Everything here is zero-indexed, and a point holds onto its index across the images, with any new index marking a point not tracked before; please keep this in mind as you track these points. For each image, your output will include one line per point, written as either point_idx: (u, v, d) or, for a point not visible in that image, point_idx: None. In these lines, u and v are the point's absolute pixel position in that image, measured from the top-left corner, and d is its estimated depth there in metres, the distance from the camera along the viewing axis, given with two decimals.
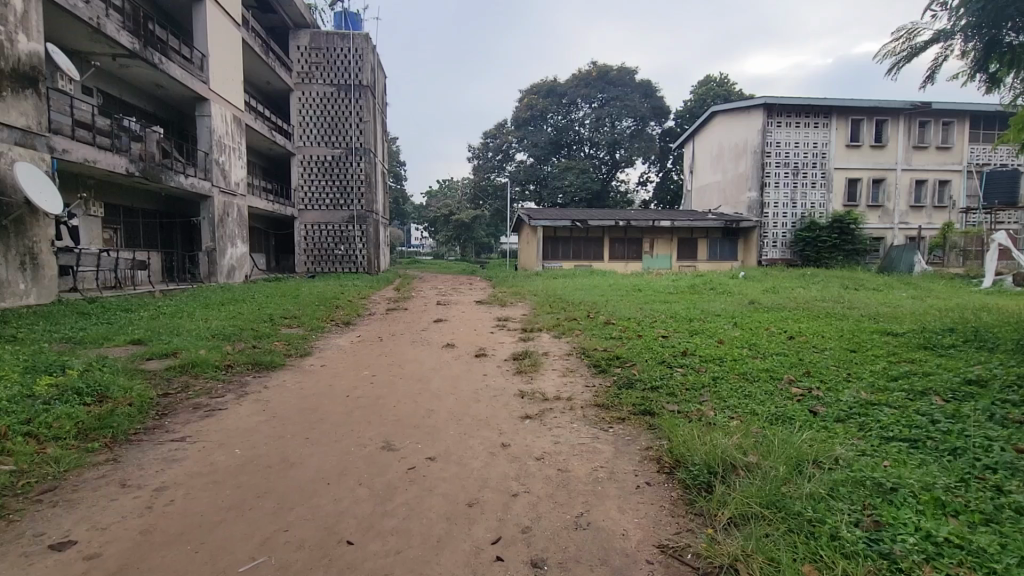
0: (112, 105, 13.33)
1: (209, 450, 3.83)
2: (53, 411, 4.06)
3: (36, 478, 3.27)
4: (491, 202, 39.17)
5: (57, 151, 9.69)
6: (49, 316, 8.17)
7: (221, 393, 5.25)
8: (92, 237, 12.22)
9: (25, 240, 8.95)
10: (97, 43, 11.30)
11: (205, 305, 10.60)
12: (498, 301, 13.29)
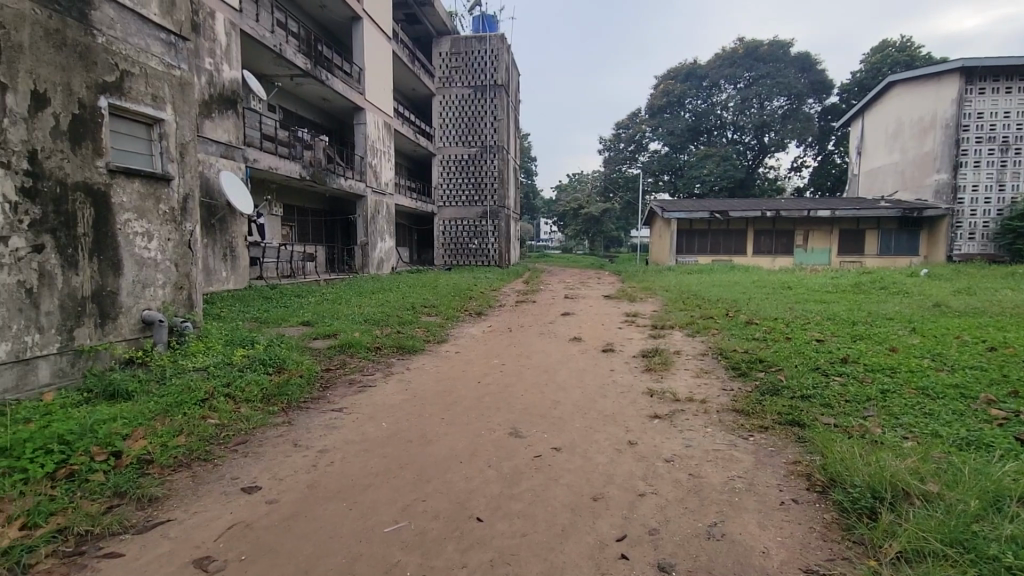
0: (290, 120, 15.50)
1: (360, 421, 4.30)
2: (247, 378, 4.88)
3: (234, 431, 3.95)
4: (622, 195, 38.23)
5: (249, 160, 11.53)
6: (244, 300, 9.82)
7: (371, 372, 5.85)
8: (274, 234, 14.38)
9: (227, 235, 10.82)
10: (280, 66, 13.22)
11: (360, 293, 11.90)
12: (628, 296, 12.93)
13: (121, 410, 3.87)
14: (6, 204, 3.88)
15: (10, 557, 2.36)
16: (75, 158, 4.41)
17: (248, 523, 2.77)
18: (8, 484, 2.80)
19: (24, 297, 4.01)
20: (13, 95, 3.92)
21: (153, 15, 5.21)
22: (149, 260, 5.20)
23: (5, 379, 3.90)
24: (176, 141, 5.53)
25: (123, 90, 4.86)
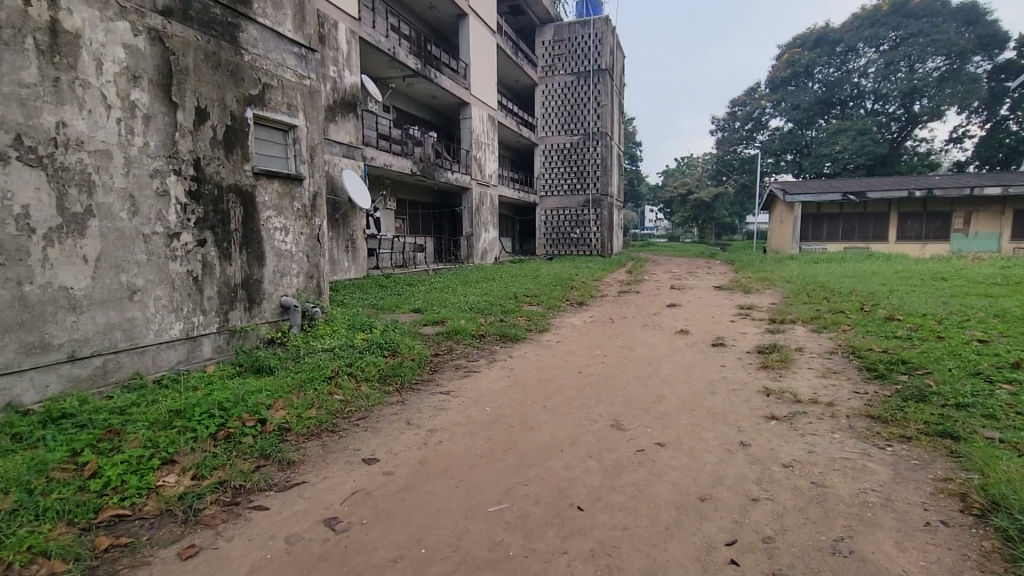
0: (403, 119, 16.46)
1: (466, 405, 4.50)
2: (366, 359, 5.34)
3: (355, 407, 4.34)
4: (736, 177, 35.61)
5: (367, 158, 12.45)
6: (363, 287, 10.71)
7: (476, 358, 6.08)
8: (389, 226, 15.44)
9: (349, 228, 11.83)
10: (394, 68, 14.06)
11: (465, 282, 12.41)
12: (741, 288, 12.05)
13: (265, 383, 4.43)
14: (179, 205, 4.58)
15: (185, 501, 2.82)
16: (228, 164, 5.07)
17: (368, 491, 3.03)
18: (183, 440, 3.34)
19: (191, 284, 4.73)
20: (182, 112, 4.60)
21: (288, 32, 5.80)
22: (286, 252, 5.85)
23: (179, 352, 4.64)
24: (307, 144, 6.13)
25: (264, 101, 5.48)
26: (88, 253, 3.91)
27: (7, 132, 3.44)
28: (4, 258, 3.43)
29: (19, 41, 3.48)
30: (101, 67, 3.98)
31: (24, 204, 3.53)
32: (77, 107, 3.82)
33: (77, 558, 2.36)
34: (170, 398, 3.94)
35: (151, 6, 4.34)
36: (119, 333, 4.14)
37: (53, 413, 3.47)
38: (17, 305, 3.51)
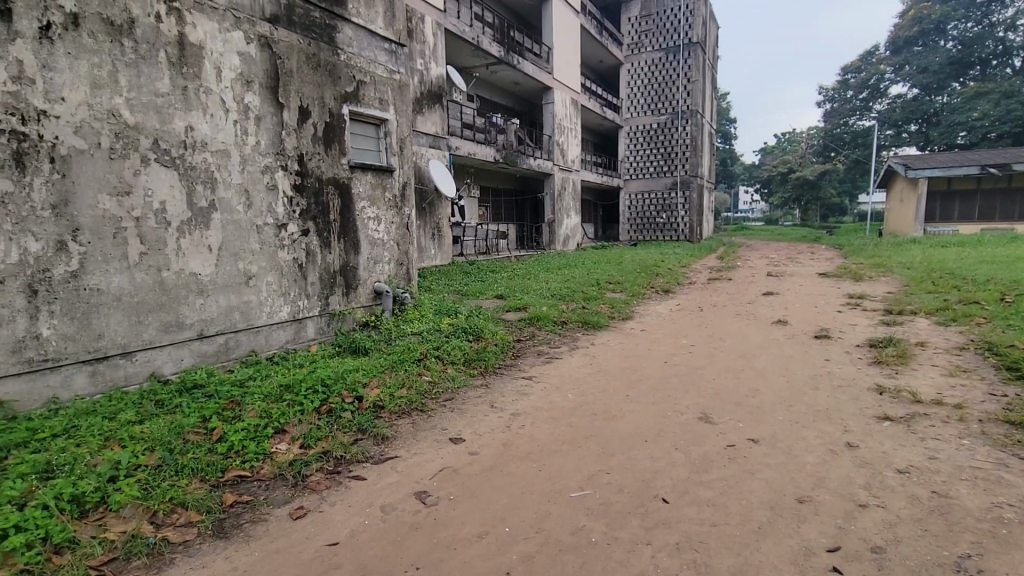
0: (486, 107, 16.67)
1: (548, 391, 4.53)
2: (453, 343, 5.54)
3: (443, 388, 4.54)
4: (845, 153, 32.27)
5: (452, 148, 12.77)
6: (449, 274, 11.08)
7: (558, 345, 6.09)
8: (473, 214, 15.79)
9: (435, 217, 12.26)
10: (478, 57, 14.24)
11: (547, 269, 12.43)
12: (851, 275, 10.95)
13: (361, 363, 4.75)
14: (285, 198, 4.99)
15: (295, 467, 3.12)
16: (327, 158, 5.44)
17: (455, 469, 3.17)
18: (292, 412, 3.68)
19: (297, 270, 5.16)
20: (287, 112, 4.99)
21: (379, 29, 6.06)
22: (379, 240, 6.19)
23: (287, 333, 5.10)
24: (397, 137, 6.40)
25: (358, 97, 5.78)
26: (212, 243, 4.39)
27: (147, 137, 3.92)
28: (147, 248, 3.94)
29: (154, 54, 3.94)
30: (220, 74, 4.40)
31: (162, 200, 4.03)
32: (201, 112, 4.27)
33: (208, 510, 2.69)
34: (280, 374, 4.35)
35: (260, 15, 4.72)
36: (237, 314, 4.63)
37: (187, 383, 3.97)
38: (159, 289, 4.03)
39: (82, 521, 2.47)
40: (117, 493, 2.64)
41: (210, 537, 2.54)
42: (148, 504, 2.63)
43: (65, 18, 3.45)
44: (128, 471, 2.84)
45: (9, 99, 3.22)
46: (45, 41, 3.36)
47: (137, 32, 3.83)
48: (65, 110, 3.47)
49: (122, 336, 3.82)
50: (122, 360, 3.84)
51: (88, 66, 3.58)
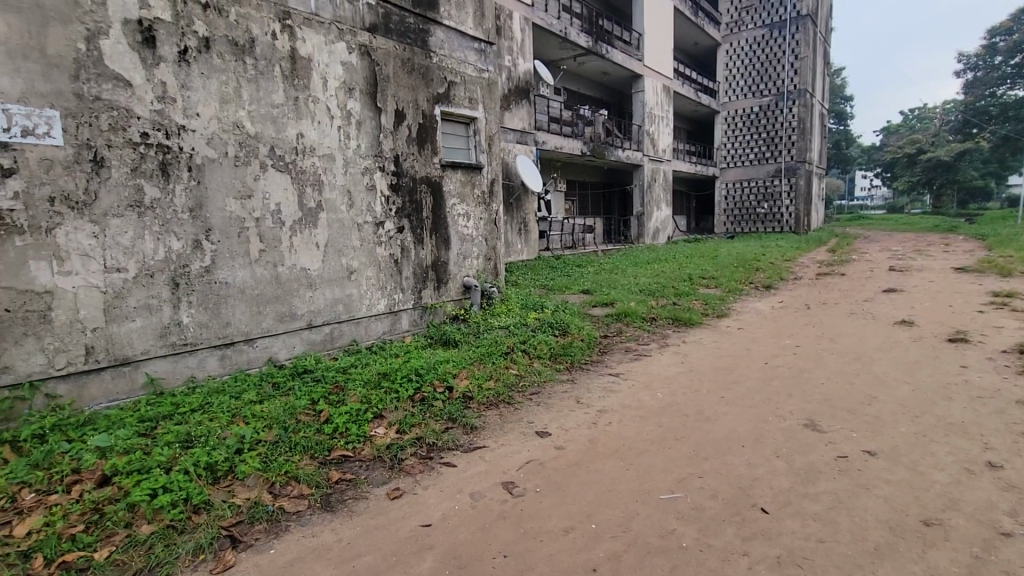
0: (574, 100, 16.50)
1: (636, 389, 4.41)
2: (539, 337, 5.58)
3: (529, 382, 4.58)
4: (991, 129, 27.95)
5: (539, 143, 12.80)
6: (535, 269, 11.15)
7: (647, 342, 5.91)
8: (560, 208, 15.72)
9: (522, 212, 12.38)
10: (565, 49, 14.13)
11: (636, 263, 12.07)
12: (997, 270, 9.49)
13: (451, 355, 4.93)
14: (383, 197, 5.29)
15: (391, 450, 3.32)
16: (421, 158, 5.68)
17: (541, 462, 3.19)
18: (389, 399, 3.92)
19: (393, 265, 5.46)
20: (385, 115, 5.28)
21: (469, 30, 6.21)
22: (468, 236, 6.37)
23: (384, 324, 5.43)
24: (486, 134, 6.53)
25: (450, 97, 5.98)
26: (319, 240, 4.77)
27: (265, 145, 4.34)
28: (266, 246, 4.37)
29: (271, 70, 4.35)
30: (326, 83, 4.75)
31: (278, 202, 4.44)
32: (310, 119, 4.65)
33: (317, 484, 2.95)
34: (378, 362, 4.64)
35: (361, 25, 5.03)
36: (341, 306, 5.00)
37: (298, 368, 4.37)
38: (275, 282, 4.46)
39: (215, 486, 2.81)
40: (242, 464, 2.97)
41: (318, 509, 2.78)
42: (267, 476, 2.93)
43: (199, 42, 3.90)
44: (251, 445, 3.18)
45: (157, 116, 3.71)
46: (184, 64, 3.83)
47: (257, 50, 4.24)
48: (199, 124, 3.94)
49: (245, 324, 4.28)
50: (245, 346, 4.30)
51: (217, 84, 4.02)
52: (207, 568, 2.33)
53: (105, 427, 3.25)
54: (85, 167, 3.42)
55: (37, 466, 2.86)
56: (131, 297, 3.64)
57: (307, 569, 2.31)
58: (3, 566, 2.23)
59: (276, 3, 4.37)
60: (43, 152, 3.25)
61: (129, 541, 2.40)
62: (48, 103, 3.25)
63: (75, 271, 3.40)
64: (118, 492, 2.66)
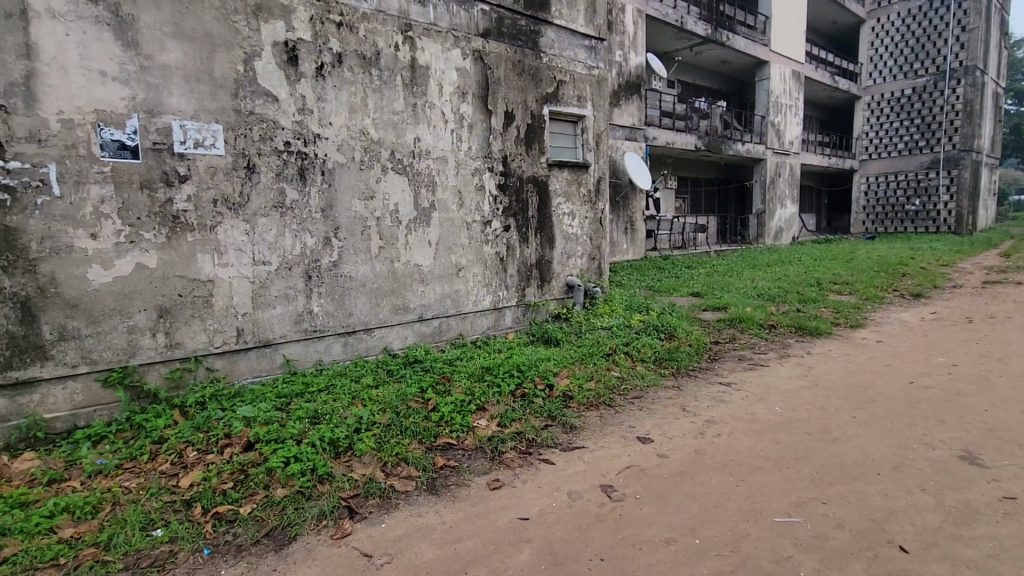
0: (689, 92, 15.69)
1: (750, 401, 4.08)
2: (643, 340, 5.40)
3: (632, 385, 4.45)
4: None
5: (649, 138, 12.35)
6: (642, 269, 10.81)
7: (763, 351, 5.45)
8: (670, 207, 15.06)
9: (629, 210, 12.05)
10: (681, 40, 13.49)
11: (754, 265, 11.20)
12: None
13: (553, 353, 4.95)
14: (491, 197, 5.46)
15: (493, 442, 3.42)
16: (528, 158, 5.77)
17: (641, 468, 3.09)
18: (491, 392, 4.04)
19: (499, 263, 5.61)
20: (495, 117, 5.43)
21: (580, 27, 6.17)
22: (573, 235, 6.34)
23: (489, 320, 5.60)
24: (594, 132, 6.44)
25: (559, 96, 5.99)
26: (432, 238, 5.04)
27: (386, 149, 4.68)
28: (385, 242, 4.72)
29: (394, 79, 4.67)
30: (442, 89, 5.00)
31: (396, 202, 4.77)
32: (427, 124, 4.92)
33: (424, 467, 3.12)
34: (482, 357, 4.79)
35: (475, 31, 5.22)
36: (450, 301, 5.24)
37: (410, 358, 4.65)
38: (392, 277, 4.80)
39: (336, 460, 3.10)
40: (359, 442, 3.24)
41: (424, 491, 2.94)
42: (381, 456, 3.16)
43: (333, 58, 4.31)
44: (368, 425, 3.45)
45: (297, 127, 4.17)
46: (320, 78, 4.25)
47: (381, 61, 4.58)
48: (332, 132, 4.35)
49: (365, 315, 4.66)
50: (365, 335, 4.69)
51: (347, 94, 4.41)
52: (328, 533, 2.58)
53: (250, 399, 3.73)
54: (240, 173, 3.93)
55: (199, 428, 3.37)
56: (273, 287, 4.14)
57: (413, 546, 2.46)
58: (173, 510, 2.66)
59: (399, 16, 4.69)
60: (210, 160, 3.80)
61: (266, 501, 2.73)
62: (214, 119, 3.80)
63: (231, 263, 3.94)
64: (259, 458, 3.03)
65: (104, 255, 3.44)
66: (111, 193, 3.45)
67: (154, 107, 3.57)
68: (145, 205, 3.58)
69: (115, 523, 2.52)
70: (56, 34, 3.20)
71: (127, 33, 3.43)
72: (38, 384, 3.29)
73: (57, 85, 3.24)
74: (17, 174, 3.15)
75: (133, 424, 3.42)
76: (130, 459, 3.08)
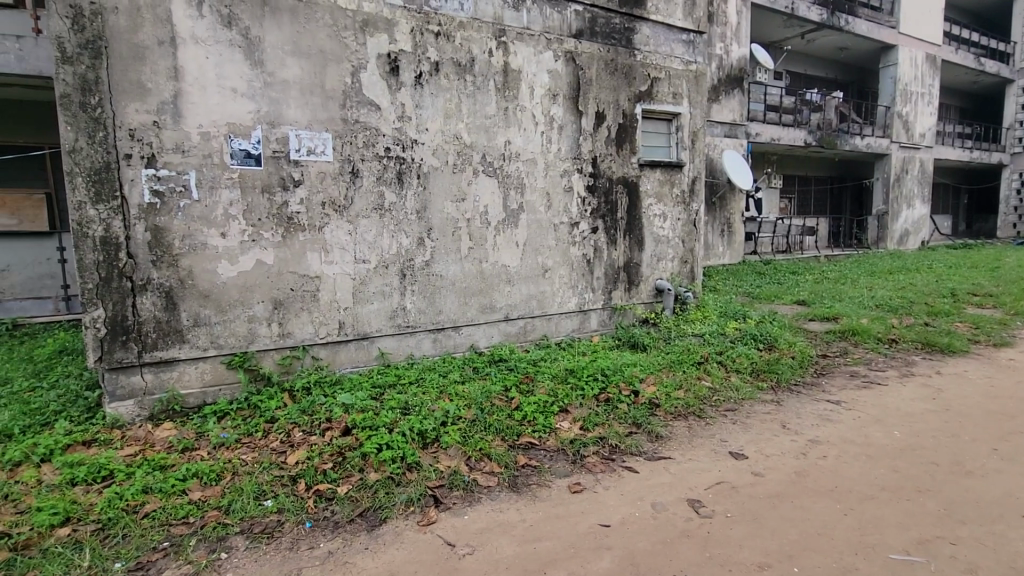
0: (800, 83, 14.49)
1: (863, 422, 3.68)
2: (739, 350, 5.06)
3: (724, 397, 4.19)
4: None
5: (752, 135, 11.59)
6: (738, 274, 10.16)
7: (881, 368, 4.89)
8: (773, 208, 14.00)
9: (726, 211, 11.38)
10: (791, 27, 12.52)
11: (871, 272, 10.09)
12: None
13: (639, 358, 4.80)
14: (580, 198, 5.42)
15: (575, 445, 3.38)
16: (619, 158, 5.65)
17: (734, 486, 2.90)
18: (575, 395, 4.00)
19: (585, 266, 5.55)
20: (586, 118, 5.38)
21: (677, 22, 5.93)
22: (664, 237, 6.10)
23: (573, 322, 5.56)
24: (690, 130, 6.15)
25: (652, 94, 5.80)
26: (519, 240, 5.11)
27: (478, 153, 4.81)
28: (474, 243, 4.86)
29: (487, 84, 4.80)
30: (533, 92, 5.05)
31: (486, 204, 4.89)
32: (517, 127, 4.99)
33: (506, 465, 3.17)
34: (566, 359, 4.77)
35: (568, 32, 5.21)
36: (535, 302, 5.28)
37: (496, 356, 4.74)
38: (480, 277, 4.92)
39: (424, 451, 3.24)
40: (445, 435, 3.35)
41: (506, 487, 2.99)
42: (465, 450, 3.26)
43: (431, 66, 4.51)
44: (454, 419, 3.57)
45: (397, 133, 4.42)
46: (419, 86, 4.47)
47: (475, 67, 4.72)
48: (427, 137, 4.56)
49: (454, 313, 4.82)
50: (453, 332, 4.86)
51: (442, 101, 4.60)
52: (415, 519, 2.70)
53: (349, 388, 4.01)
54: (346, 178, 4.24)
55: (305, 412, 3.68)
56: (371, 284, 4.42)
57: (493, 541, 2.50)
58: (281, 484, 2.93)
59: (493, 23, 4.80)
60: (320, 167, 4.14)
61: (360, 483, 2.92)
62: (324, 128, 4.13)
63: (336, 261, 4.26)
64: (355, 442, 3.25)
65: (230, 252, 3.88)
66: (238, 197, 3.88)
67: (275, 119, 3.96)
68: (265, 208, 3.97)
69: (234, 491, 2.82)
70: (198, 58, 3.66)
71: (254, 53, 3.84)
72: (177, 364, 3.79)
73: (197, 103, 3.70)
74: (166, 181, 3.64)
75: (250, 403, 3.82)
76: (247, 435, 3.45)
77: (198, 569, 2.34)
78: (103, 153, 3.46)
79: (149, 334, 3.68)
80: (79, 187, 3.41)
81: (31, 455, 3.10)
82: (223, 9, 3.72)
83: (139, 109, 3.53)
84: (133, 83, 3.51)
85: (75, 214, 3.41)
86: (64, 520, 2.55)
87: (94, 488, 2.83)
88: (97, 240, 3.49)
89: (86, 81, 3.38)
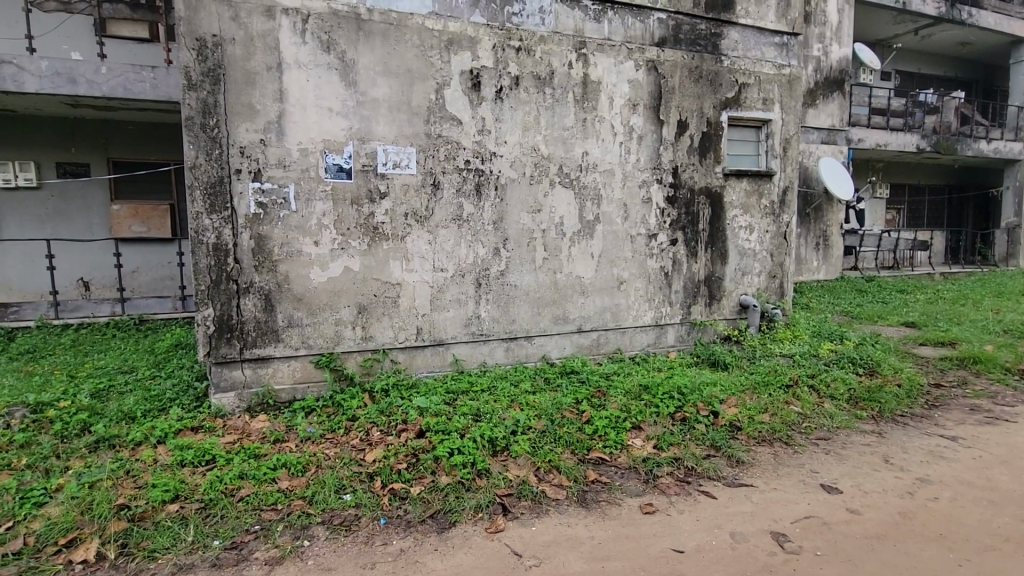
0: (912, 83, 13.20)
1: (986, 463, 3.24)
2: (834, 373, 4.64)
3: (816, 424, 3.86)
4: None
5: (854, 141, 10.69)
6: (835, 291, 9.38)
7: (1009, 403, 4.27)
8: (877, 220, 12.81)
9: (822, 223, 10.56)
10: (902, 23, 11.48)
11: (999, 293, 8.89)
12: None
13: (720, 378, 4.54)
14: (658, 209, 5.27)
15: (648, 464, 3.26)
16: (702, 168, 5.44)
17: (825, 522, 2.65)
18: (648, 412, 3.86)
19: (663, 278, 5.38)
20: (667, 127, 5.24)
21: (770, 24, 5.63)
22: (750, 251, 5.77)
23: (649, 336, 5.40)
24: (782, 138, 5.79)
25: (740, 100, 5.53)
26: (594, 251, 5.05)
27: (556, 164, 4.84)
28: (549, 254, 4.87)
29: (566, 95, 4.82)
30: (612, 102, 5.00)
31: (562, 216, 4.89)
32: (595, 138, 4.96)
33: (575, 479, 3.11)
34: (641, 374, 4.61)
35: (650, 41, 5.12)
36: (609, 314, 5.18)
37: (567, 368, 4.70)
38: (554, 287, 4.92)
39: (493, 458, 3.27)
40: (515, 444, 3.37)
41: (574, 502, 2.94)
42: (534, 460, 3.25)
43: (511, 80, 4.61)
44: (524, 429, 3.57)
45: (477, 147, 4.55)
46: (499, 101, 4.59)
47: (555, 80, 4.77)
48: (506, 150, 4.66)
49: (527, 323, 4.85)
50: (525, 342, 4.88)
51: (522, 114, 4.68)
52: (483, 525, 2.73)
53: (424, 392, 4.15)
54: (427, 190, 4.43)
55: (383, 412, 3.85)
56: (448, 292, 4.56)
57: (561, 555, 2.47)
58: (359, 480, 3.07)
59: (574, 35, 4.83)
60: (404, 179, 4.35)
61: (432, 485, 3.00)
62: (409, 142, 4.34)
63: (416, 269, 4.44)
64: (428, 445, 3.35)
65: (322, 259, 4.17)
66: (330, 208, 4.17)
67: (365, 135, 4.22)
68: (354, 218, 4.24)
69: (317, 483, 3.00)
70: (300, 81, 4.00)
71: (349, 75, 4.13)
72: (272, 361, 4.12)
73: (298, 121, 4.03)
74: (269, 194, 3.99)
75: (334, 401, 4.06)
76: (331, 431, 3.66)
77: (283, 554, 2.51)
78: (218, 169, 3.87)
79: (249, 332, 4.04)
80: (197, 199, 3.83)
81: (149, 437, 3.49)
82: (323, 35, 4.04)
83: (249, 129, 3.91)
84: (245, 105, 3.89)
85: (193, 223, 3.83)
86: (173, 496, 2.84)
87: (199, 470, 3.13)
88: (210, 247, 3.89)
89: (207, 104, 3.81)
